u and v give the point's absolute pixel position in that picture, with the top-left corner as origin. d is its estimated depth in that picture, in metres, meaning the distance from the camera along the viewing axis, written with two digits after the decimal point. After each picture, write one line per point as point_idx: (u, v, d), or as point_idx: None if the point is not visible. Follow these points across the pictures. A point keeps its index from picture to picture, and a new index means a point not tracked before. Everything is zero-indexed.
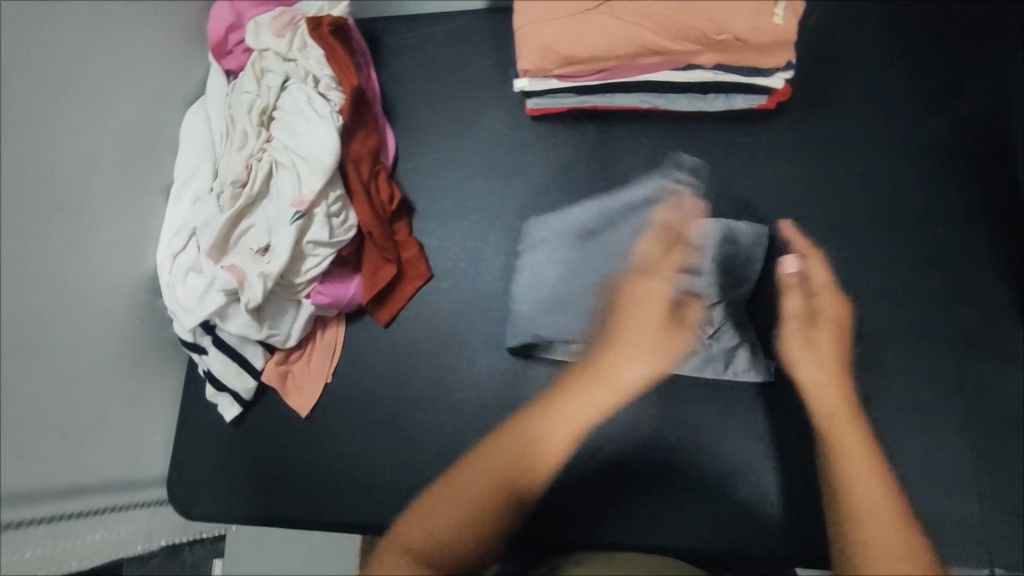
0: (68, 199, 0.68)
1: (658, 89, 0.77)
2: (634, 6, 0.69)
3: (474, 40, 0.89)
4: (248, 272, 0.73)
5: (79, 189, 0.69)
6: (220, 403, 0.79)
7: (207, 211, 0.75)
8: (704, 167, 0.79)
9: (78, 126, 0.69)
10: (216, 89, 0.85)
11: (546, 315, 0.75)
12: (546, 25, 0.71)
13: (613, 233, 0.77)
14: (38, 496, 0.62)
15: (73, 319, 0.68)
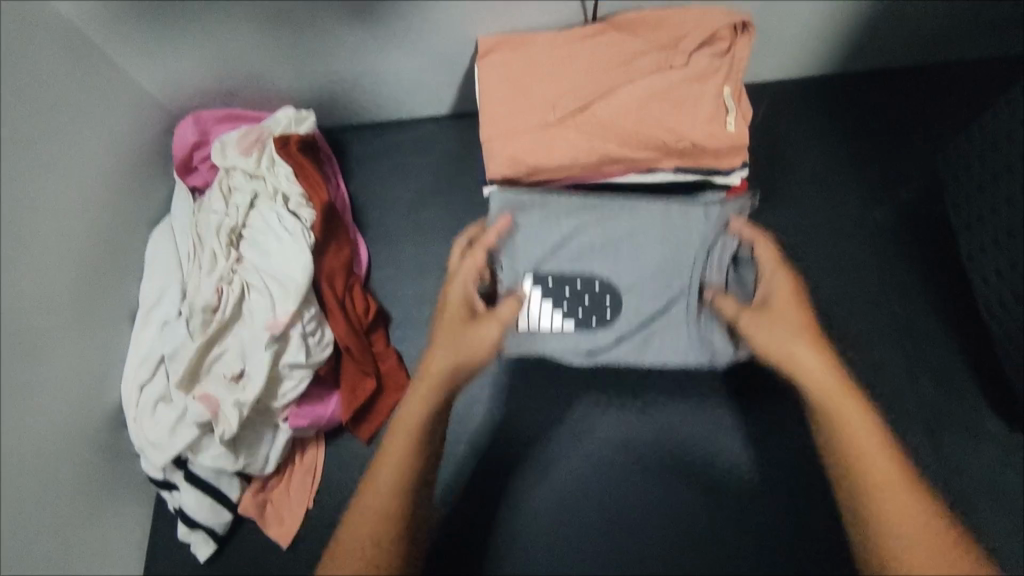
0: (22, 345, 0.63)
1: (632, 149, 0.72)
2: (594, 119, 0.72)
3: (441, 147, 0.91)
4: (222, 402, 0.70)
5: (39, 331, 0.66)
6: (193, 541, 0.74)
7: (176, 341, 0.73)
8: None
9: (38, 267, 0.67)
10: (181, 209, 0.84)
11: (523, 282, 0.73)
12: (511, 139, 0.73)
13: (576, 234, 0.74)
14: None
15: (35, 474, 0.63)
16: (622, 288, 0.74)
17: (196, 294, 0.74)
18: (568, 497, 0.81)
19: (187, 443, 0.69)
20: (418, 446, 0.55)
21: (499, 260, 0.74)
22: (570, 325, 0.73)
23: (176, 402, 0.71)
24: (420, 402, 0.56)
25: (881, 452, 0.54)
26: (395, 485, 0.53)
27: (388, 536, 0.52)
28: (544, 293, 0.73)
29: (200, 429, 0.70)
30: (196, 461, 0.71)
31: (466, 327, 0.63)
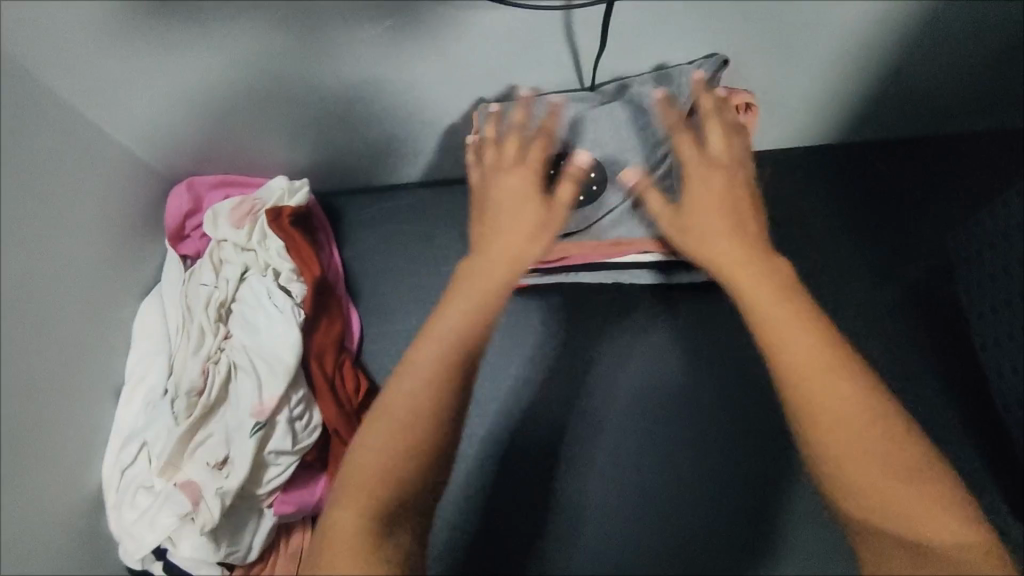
0: (12, 440, 0.61)
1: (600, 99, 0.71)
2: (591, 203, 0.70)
3: (438, 213, 0.90)
4: (204, 490, 0.69)
5: (30, 423, 0.63)
6: None
7: (159, 424, 0.71)
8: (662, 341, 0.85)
9: (29, 354, 0.64)
10: (172, 281, 0.84)
11: None
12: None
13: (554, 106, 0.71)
14: None
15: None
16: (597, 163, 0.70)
17: (180, 373, 0.72)
18: (630, 447, 0.82)
19: (167, 533, 0.67)
20: (437, 382, 0.44)
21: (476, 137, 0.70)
22: None
23: (158, 488, 0.69)
24: (437, 330, 0.46)
25: (828, 375, 0.43)
26: (412, 417, 0.43)
27: (408, 477, 0.43)
28: None
29: (181, 520, 0.68)
30: (176, 552, 0.68)
31: (533, 196, 0.55)
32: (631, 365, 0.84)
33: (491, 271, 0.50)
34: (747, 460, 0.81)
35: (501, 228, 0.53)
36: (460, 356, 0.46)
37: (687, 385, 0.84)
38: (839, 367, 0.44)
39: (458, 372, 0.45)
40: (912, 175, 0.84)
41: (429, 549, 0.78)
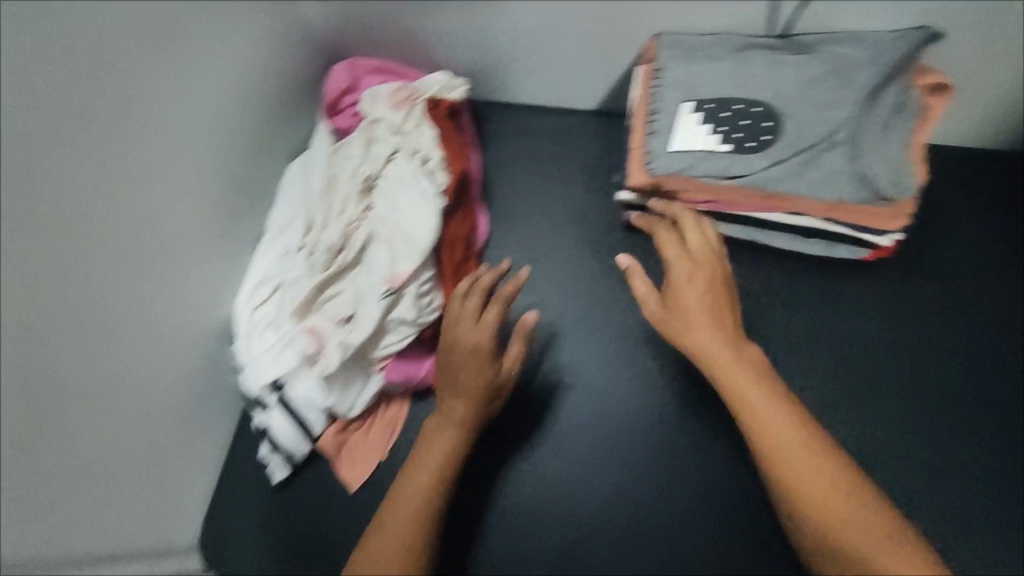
0: (161, 234, 0.66)
1: (792, 48, 0.69)
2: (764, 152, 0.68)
3: (579, 141, 0.91)
4: (327, 339, 0.73)
5: (181, 231, 0.69)
6: (270, 462, 0.76)
7: (297, 272, 0.76)
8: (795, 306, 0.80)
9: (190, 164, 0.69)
10: (320, 147, 0.87)
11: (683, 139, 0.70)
12: (651, 141, 0.71)
13: (744, 54, 0.70)
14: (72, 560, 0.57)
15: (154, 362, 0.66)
16: (783, 110, 0.67)
17: (324, 233, 0.79)
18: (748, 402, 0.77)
19: (289, 370, 0.73)
20: (458, 421, 0.64)
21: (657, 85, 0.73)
22: (724, 145, 0.68)
23: (285, 328, 0.74)
24: (420, 470, 0.62)
25: (785, 429, 0.55)
26: (417, 499, 0.61)
27: (418, 518, 0.60)
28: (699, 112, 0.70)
29: (301, 360, 0.73)
30: (291, 388, 0.74)
31: (480, 369, 0.64)
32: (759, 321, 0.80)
33: (464, 376, 0.64)
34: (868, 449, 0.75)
35: (453, 385, 0.65)
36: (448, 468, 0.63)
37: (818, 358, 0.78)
38: (791, 418, 0.55)
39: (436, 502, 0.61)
40: None
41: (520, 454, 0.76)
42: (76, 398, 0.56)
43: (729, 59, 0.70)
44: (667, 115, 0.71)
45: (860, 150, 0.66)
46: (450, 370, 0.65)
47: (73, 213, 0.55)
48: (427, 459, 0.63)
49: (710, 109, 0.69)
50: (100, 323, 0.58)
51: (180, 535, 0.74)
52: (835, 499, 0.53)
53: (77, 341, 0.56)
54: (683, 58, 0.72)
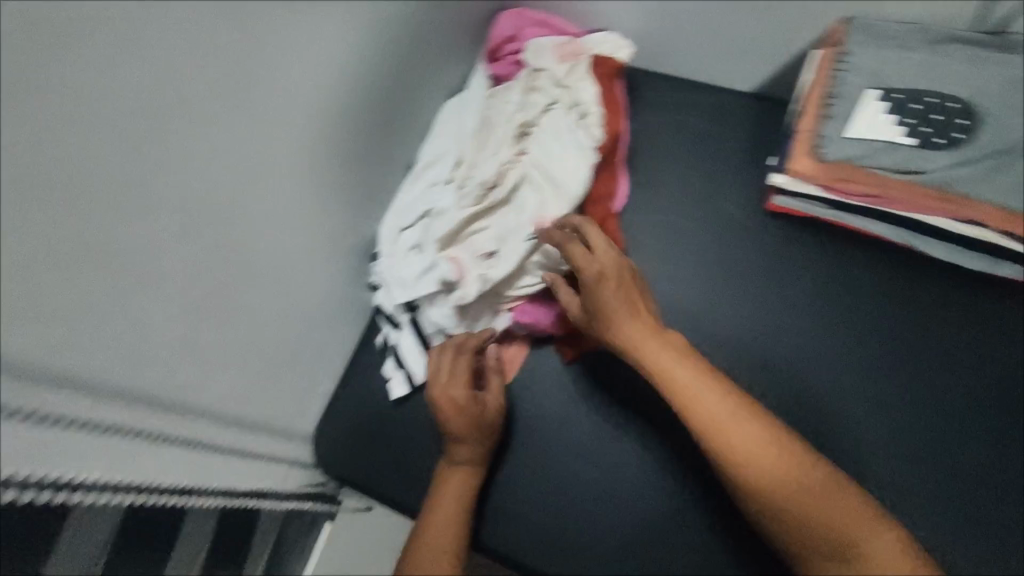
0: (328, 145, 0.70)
1: (1000, 49, 0.66)
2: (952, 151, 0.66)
3: (733, 119, 0.89)
4: (468, 271, 0.75)
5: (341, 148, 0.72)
6: (392, 378, 0.80)
7: (447, 202, 0.79)
8: (930, 318, 0.78)
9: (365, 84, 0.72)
10: (477, 92, 0.89)
11: (864, 128, 0.68)
12: (827, 125, 0.69)
13: (943, 48, 0.68)
14: (208, 420, 0.63)
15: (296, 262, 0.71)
16: (979, 111, 0.65)
17: (473, 171, 0.82)
18: (866, 404, 0.77)
19: (427, 293, 0.76)
20: (458, 517, 0.70)
21: (842, 67, 0.70)
22: (908, 139, 0.66)
23: (429, 253, 0.76)
24: (444, 504, 0.71)
25: (768, 456, 0.59)
26: (445, 533, 0.69)
27: (450, 540, 0.69)
28: (886, 103, 0.67)
29: (441, 286, 0.75)
30: (426, 311, 0.77)
31: (459, 496, 0.72)
32: (889, 328, 0.79)
33: (456, 407, 0.72)
34: (977, 471, 0.74)
35: (449, 434, 0.73)
36: (465, 495, 0.72)
37: (942, 375, 0.77)
38: (767, 441, 0.59)
39: (453, 531, 0.69)
40: None
41: (623, 414, 0.79)
42: (236, 276, 0.61)
43: (925, 51, 0.68)
44: (849, 100, 0.69)
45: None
46: (451, 418, 0.72)
47: (277, 103, 0.58)
48: (448, 491, 0.72)
49: (899, 100, 0.67)
50: (269, 211, 0.63)
51: (292, 427, 0.79)
52: (824, 504, 0.57)
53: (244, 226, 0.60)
54: (873, 43, 0.70)
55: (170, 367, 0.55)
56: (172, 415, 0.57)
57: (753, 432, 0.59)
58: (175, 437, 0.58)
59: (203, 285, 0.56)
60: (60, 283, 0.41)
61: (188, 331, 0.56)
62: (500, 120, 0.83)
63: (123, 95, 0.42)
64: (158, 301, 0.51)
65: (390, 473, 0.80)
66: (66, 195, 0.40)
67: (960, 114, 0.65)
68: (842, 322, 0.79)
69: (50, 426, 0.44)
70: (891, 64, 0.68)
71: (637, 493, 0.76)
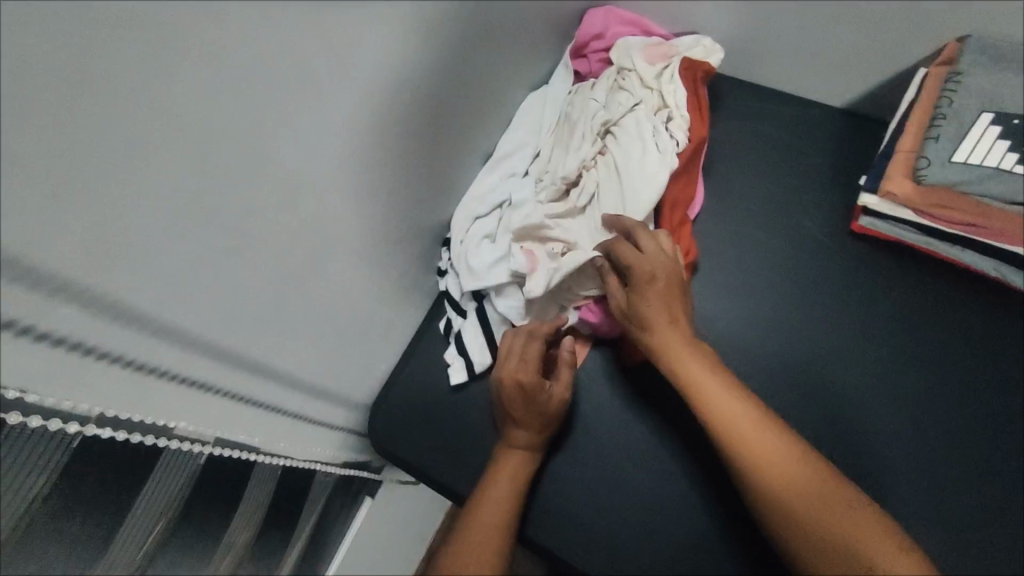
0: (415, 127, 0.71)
1: None
2: None
3: (819, 135, 0.87)
4: (540, 265, 0.74)
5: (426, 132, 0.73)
6: (453, 364, 0.81)
7: (523, 196, 0.80)
8: (1002, 354, 0.77)
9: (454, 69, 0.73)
10: (558, 87, 0.89)
11: (974, 152, 0.65)
12: (929, 147, 0.67)
13: None
14: (270, 383, 0.65)
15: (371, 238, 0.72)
16: None
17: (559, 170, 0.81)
18: (934, 437, 0.74)
19: (496, 283, 0.75)
20: (508, 503, 0.71)
21: (951, 88, 0.67)
22: (1021, 167, 0.64)
23: (502, 243, 0.77)
24: (495, 490, 0.72)
25: (775, 458, 0.60)
26: (496, 517, 0.70)
27: (499, 525, 0.69)
28: (1001, 127, 0.64)
29: (510, 277, 0.75)
30: (493, 302, 0.77)
31: (513, 480, 0.73)
32: (960, 361, 0.77)
33: (519, 392, 0.73)
34: None
35: (511, 416, 0.74)
36: (518, 484, 0.73)
37: (1013, 415, 0.75)
38: (777, 444, 0.61)
39: (503, 517, 0.70)
40: None
41: (676, 419, 0.79)
42: (314, 245, 0.63)
43: None
44: (957, 123, 0.66)
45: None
46: (517, 400, 0.74)
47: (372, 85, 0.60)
48: (500, 477, 0.72)
49: (1017, 126, 0.64)
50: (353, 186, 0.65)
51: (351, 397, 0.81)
52: (828, 513, 0.57)
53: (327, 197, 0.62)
54: (988, 66, 0.67)
55: (245, 325, 0.57)
56: (239, 372, 0.59)
57: (761, 433, 0.61)
58: (235, 394, 0.60)
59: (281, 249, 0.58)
60: (159, 232, 0.44)
61: (265, 292, 0.58)
62: (582, 117, 0.83)
63: (233, 63, 0.45)
64: (241, 262, 0.54)
65: (442, 458, 0.80)
66: (174, 151, 0.43)
67: None
68: (914, 350, 0.78)
69: (137, 369, 0.47)
70: (1005, 89, 0.65)
71: (684, 499, 0.76)
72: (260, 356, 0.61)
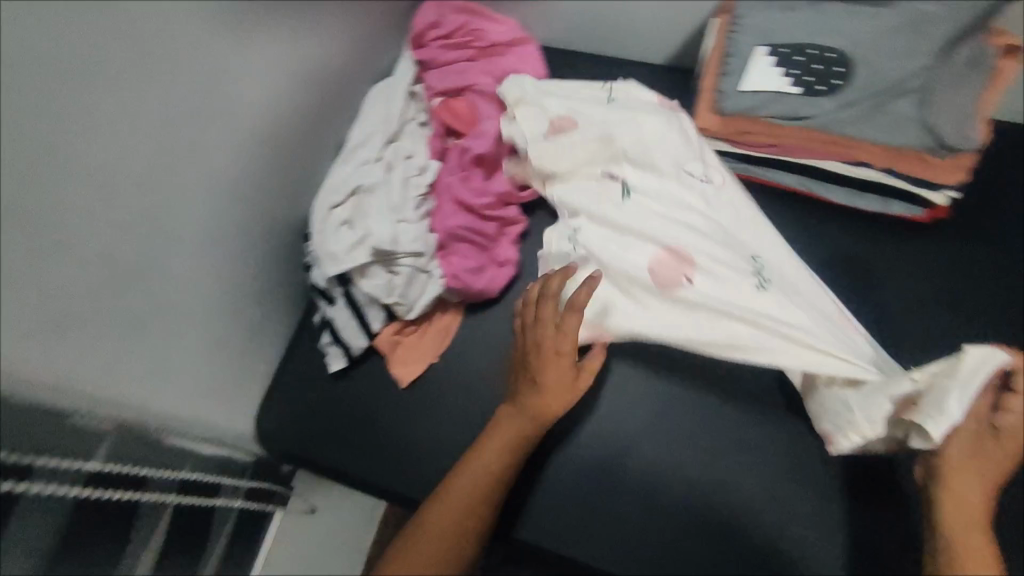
0: (249, 126, 0.72)
1: (872, 2, 0.71)
2: (840, 98, 0.70)
3: (650, 90, 0.94)
4: (400, 240, 0.78)
5: (262, 130, 0.74)
6: (330, 352, 0.82)
7: (376, 178, 0.81)
8: (845, 258, 0.80)
9: (281, 67, 0.74)
10: (403, 76, 0.90)
11: (759, 80, 0.72)
12: (723, 82, 0.74)
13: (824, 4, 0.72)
14: (149, 398, 0.65)
15: (222, 241, 0.72)
16: (854, 58, 0.70)
17: (689, 282, 0.75)
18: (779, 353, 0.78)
19: (358, 264, 0.77)
20: (484, 477, 0.70)
21: (735, 28, 0.75)
22: (794, 89, 0.71)
23: (359, 227, 0.79)
24: (477, 466, 0.70)
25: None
26: (468, 495, 0.69)
27: (465, 506, 0.69)
28: (775, 57, 0.72)
29: (372, 256, 0.78)
30: (358, 284, 0.79)
31: (510, 455, 0.71)
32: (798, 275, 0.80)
33: (546, 354, 0.72)
34: None
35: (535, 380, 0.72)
36: (513, 458, 0.71)
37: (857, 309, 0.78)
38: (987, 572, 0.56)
39: (481, 500, 0.69)
40: None
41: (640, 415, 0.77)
42: (161, 249, 0.63)
43: (806, 8, 0.73)
44: (742, 58, 0.74)
45: (932, 97, 0.69)
46: (543, 361, 0.72)
47: (180, 74, 0.61)
48: (491, 449, 0.71)
49: (785, 54, 0.72)
50: (191, 185, 0.65)
51: (233, 404, 0.80)
52: None
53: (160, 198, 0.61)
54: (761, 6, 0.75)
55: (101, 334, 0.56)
56: (108, 393, 0.59)
57: (984, 561, 0.57)
58: (116, 414, 0.60)
59: (125, 253, 0.57)
60: None
61: (118, 300, 0.57)
62: None
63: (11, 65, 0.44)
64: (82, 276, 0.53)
65: (334, 447, 0.81)
66: None
67: (837, 63, 0.70)
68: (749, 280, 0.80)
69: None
70: (775, 22, 0.73)
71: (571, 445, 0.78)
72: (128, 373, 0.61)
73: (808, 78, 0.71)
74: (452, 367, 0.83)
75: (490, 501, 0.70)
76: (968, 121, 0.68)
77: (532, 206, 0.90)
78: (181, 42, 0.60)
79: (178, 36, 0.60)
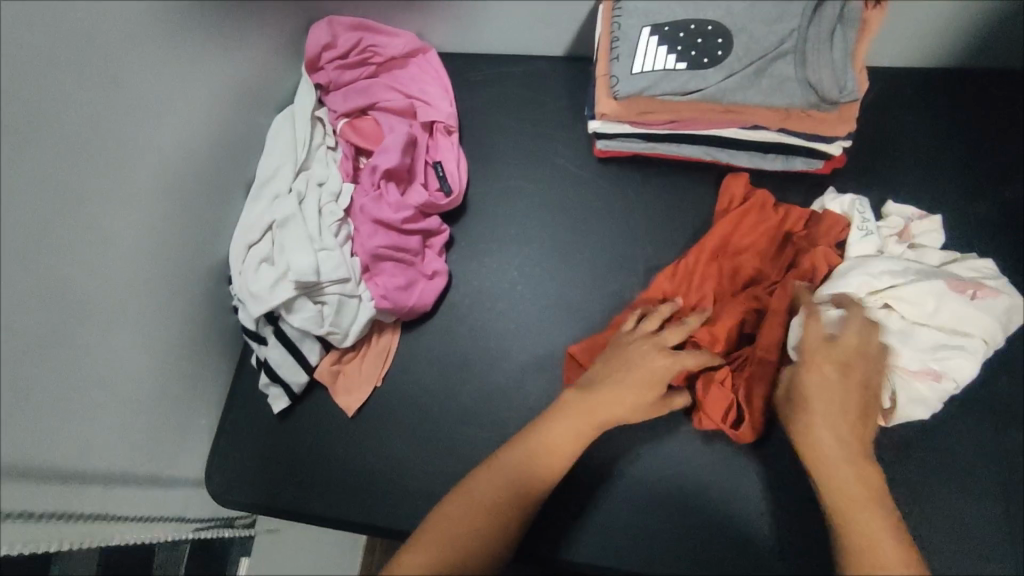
0: (160, 180, 0.69)
1: None
2: (727, 69, 0.72)
3: (551, 83, 0.96)
4: (323, 271, 0.77)
5: (174, 182, 0.72)
6: (270, 393, 0.81)
7: (288, 212, 0.79)
8: None
9: (184, 115, 0.72)
10: (304, 102, 0.88)
11: (647, 61, 0.74)
12: (614, 67, 0.75)
13: None
14: (93, 472, 0.62)
15: (151, 303, 0.70)
16: (733, 30, 0.72)
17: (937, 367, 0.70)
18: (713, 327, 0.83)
19: (283, 301, 0.76)
20: (486, 510, 0.60)
21: (618, 13, 0.76)
22: (682, 65, 0.73)
23: (279, 263, 0.77)
24: (487, 479, 0.62)
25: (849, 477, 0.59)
26: (470, 514, 0.59)
27: (478, 538, 0.58)
28: (660, 37, 0.74)
29: (296, 290, 0.76)
30: (287, 320, 0.78)
31: (536, 477, 0.63)
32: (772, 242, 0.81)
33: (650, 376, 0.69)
34: None
35: (619, 380, 0.69)
36: (539, 484, 0.63)
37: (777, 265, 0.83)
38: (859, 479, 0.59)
39: (489, 524, 0.59)
40: (1005, 112, 0.88)
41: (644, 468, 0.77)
42: (86, 320, 0.60)
43: None
44: (628, 41, 0.75)
45: (806, 56, 0.71)
46: (655, 367, 0.69)
47: (77, 139, 0.58)
48: (504, 464, 0.63)
49: (668, 33, 0.74)
50: (104, 251, 0.62)
51: (183, 463, 0.78)
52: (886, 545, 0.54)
53: (78, 272, 0.59)
54: None
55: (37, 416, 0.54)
56: (46, 476, 0.56)
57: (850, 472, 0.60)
58: (57, 497, 0.57)
59: (48, 331, 0.55)
60: None
61: (44, 383, 0.55)
62: None
63: None
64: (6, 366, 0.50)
65: (291, 488, 0.80)
66: None
67: (717, 35, 0.72)
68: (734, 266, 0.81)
69: None
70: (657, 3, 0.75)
71: None
72: (68, 448, 0.59)
73: (692, 54, 0.73)
74: (399, 386, 0.83)
75: (503, 517, 0.60)
76: (849, 72, 0.71)
77: (454, 215, 0.91)
78: (76, 101, 0.57)
79: (69, 101, 0.56)
